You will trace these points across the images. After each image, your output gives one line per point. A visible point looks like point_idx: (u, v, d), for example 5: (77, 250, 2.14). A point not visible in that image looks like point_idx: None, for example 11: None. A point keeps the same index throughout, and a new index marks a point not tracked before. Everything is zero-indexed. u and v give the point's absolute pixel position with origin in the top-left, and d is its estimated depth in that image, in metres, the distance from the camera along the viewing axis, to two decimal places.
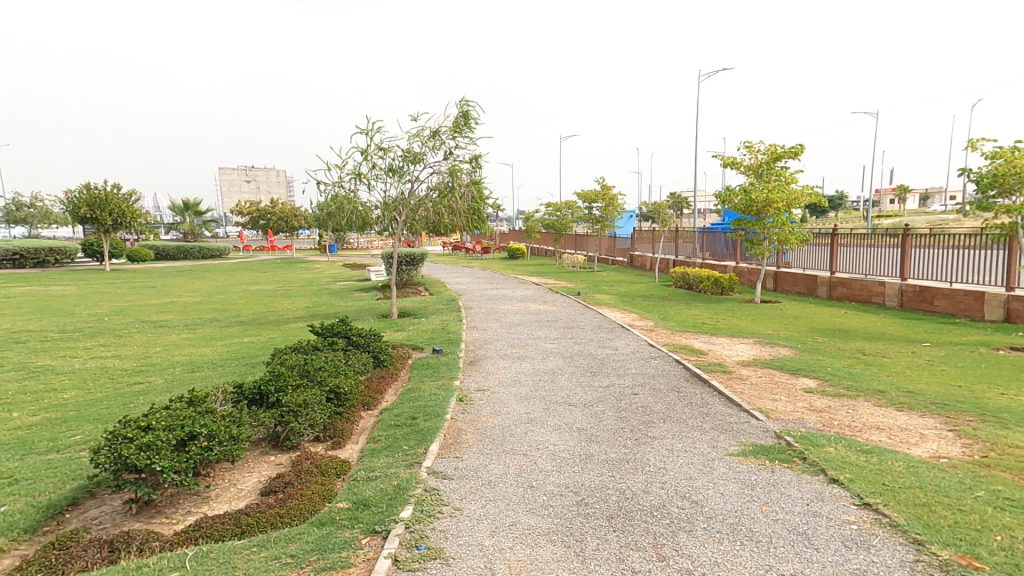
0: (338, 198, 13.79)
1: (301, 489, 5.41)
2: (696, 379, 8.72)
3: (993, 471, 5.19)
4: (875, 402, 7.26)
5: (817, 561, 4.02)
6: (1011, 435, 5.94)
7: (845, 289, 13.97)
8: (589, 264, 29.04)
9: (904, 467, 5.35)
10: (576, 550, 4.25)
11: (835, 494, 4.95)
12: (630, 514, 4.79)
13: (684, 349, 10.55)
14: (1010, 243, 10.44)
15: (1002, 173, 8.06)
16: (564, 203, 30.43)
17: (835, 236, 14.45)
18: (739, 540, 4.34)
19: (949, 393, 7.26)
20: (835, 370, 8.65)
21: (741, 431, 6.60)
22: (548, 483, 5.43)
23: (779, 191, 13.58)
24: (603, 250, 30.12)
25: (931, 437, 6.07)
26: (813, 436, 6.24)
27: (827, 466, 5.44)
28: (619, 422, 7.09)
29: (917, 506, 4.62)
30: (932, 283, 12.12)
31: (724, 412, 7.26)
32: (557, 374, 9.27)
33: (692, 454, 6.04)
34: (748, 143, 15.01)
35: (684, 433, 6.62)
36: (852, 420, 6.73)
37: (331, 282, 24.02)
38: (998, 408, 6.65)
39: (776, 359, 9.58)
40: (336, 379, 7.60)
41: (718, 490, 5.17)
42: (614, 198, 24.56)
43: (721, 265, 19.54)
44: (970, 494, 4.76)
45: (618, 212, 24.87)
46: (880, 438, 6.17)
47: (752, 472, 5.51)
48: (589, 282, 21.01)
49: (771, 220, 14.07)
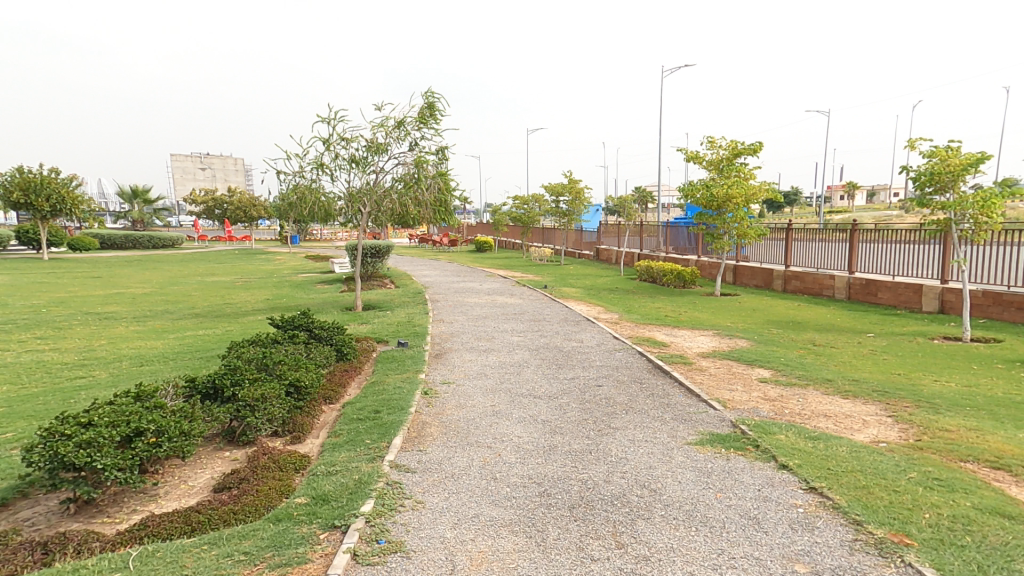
0: (299, 188, 13.40)
1: (257, 485, 5.27)
2: (657, 370, 8.89)
3: (926, 454, 5.47)
4: (823, 391, 7.56)
5: (765, 544, 4.16)
6: (945, 419, 6.27)
7: (799, 282, 14.47)
8: (556, 258, 29.25)
9: (848, 452, 5.59)
10: (537, 540, 4.29)
11: (784, 480, 5.13)
12: (591, 504, 4.86)
13: (647, 341, 10.74)
14: (946, 239, 10.99)
15: (938, 172, 8.48)
16: (532, 196, 30.54)
17: (791, 230, 14.92)
18: (695, 526, 4.45)
19: (891, 381, 7.62)
20: (788, 361, 8.95)
21: (699, 420, 6.78)
22: (511, 474, 5.45)
23: (738, 187, 13.92)
24: (570, 244, 30.42)
25: (873, 423, 6.36)
26: (766, 424, 6.45)
27: (777, 453, 5.64)
28: (582, 413, 7.17)
29: (858, 488, 4.83)
30: (877, 277, 12.67)
31: (684, 402, 7.43)
32: (522, 367, 9.32)
33: (652, 443, 6.17)
34: (710, 139, 15.33)
35: (646, 424, 6.75)
36: (802, 408, 6.99)
37: (293, 274, 23.49)
38: (935, 395, 7.01)
39: (734, 350, 9.85)
40: (297, 373, 7.42)
41: (676, 478, 5.29)
42: (581, 192, 24.73)
43: (684, 259, 19.97)
44: (905, 475, 5.02)
45: (584, 206, 25.08)
46: (827, 424, 6.43)
47: (708, 460, 5.66)
48: (556, 276, 21.16)
49: (730, 215, 14.43)
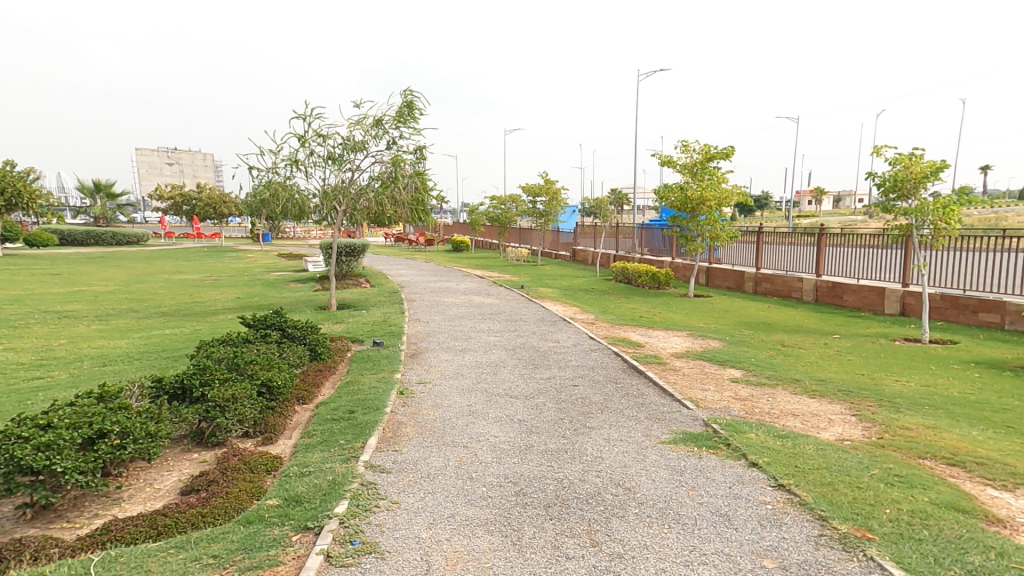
0: (272, 184, 13.18)
1: (227, 487, 5.17)
2: (633, 370, 9.01)
3: (887, 451, 5.68)
4: (791, 390, 7.78)
5: (735, 540, 4.26)
6: (903, 418, 6.52)
7: (768, 285, 14.84)
8: (532, 258, 29.40)
9: (814, 450, 5.77)
10: (513, 540, 4.31)
11: (754, 477, 5.26)
12: (567, 502, 4.90)
13: (623, 342, 10.86)
14: (906, 244, 11.39)
15: (901, 179, 8.82)
16: (508, 197, 30.60)
17: (760, 233, 15.29)
18: (668, 523, 4.54)
19: (854, 381, 7.89)
20: (758, 361, 9.17)
21: (673, 419, 6.90)
22: (487, 474, 5.46)
23: (711, 189, 14.21)
24: (547, 245, 30.62)
25: (837, 422, 6.57)
26: (737, 423, 6.61)
27: (748, 451, 5.78)
28: (559, 413, 7.22)
29: (823, 485, 4.99)
30: (842, 279, 13.07)
31: (658, 402, 7.55)
32: (499, 366, 9.33)
33: (627, 442, 6.25)
34: (684, 143, 15.59)
35: (621, 423, 6.84)
36: (771, 407, 7.17)
37: (265, 272, 23.06)
38: (895, 394, 7.29)
39: (706, 351, 10.05)
40: (269, 372, 7.28)
41: (650, 476, 5.38)
42: (557, 193, 24.84)
43: (659, 261, 20.27)
44: (867, 472, 5.20)
45: (561, 206, 25.22)
46: (794, 423, 6.63)
47: (681, 459, 5.76)
48: (533, 276, 21.24)
49: (703, 218, 14.73)
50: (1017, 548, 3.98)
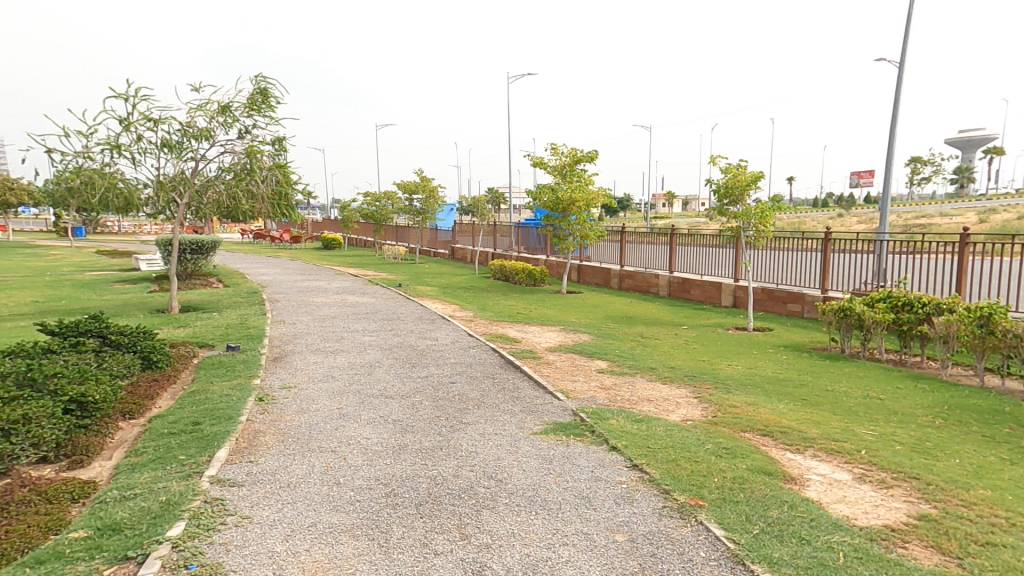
0: (84, 171, 11.36)
1: (10, 526, 4.33)
2: (509, 365, 9.17)
3: (720, 427, 6.39)
4: (648, 377, 8.46)
5: (593, 519, 4.48)
6: (731, 397, 7.41)
7: (631, 281, 16.04)
8: (410, 256, 28.92)
9: (663, 431, 6.31)
10: (379, 542, 4.12)
11: (613, 460, 5.60)
12: (439, 499, 4.82)
13: (500, 338, 11.02)
14: (737, 243, 12.91)
15: (731, 186, 10.01)
16: (383, 193, 29.54)
17: (624, 233, 16.43)
18: (535, 510, 4.65)
19: (697, 367, 8.78)
20: (622, 352, 9.84)
21: (545, 411, 7.12)
22: (355, 478, 5.19)
23: (579, 191, 14.99)
24: (426, 243, 30.25)
25: (683, 404, 7.27)
26: (601, 411, 6.99)
27: (609, 437, 6.13)
28: (436, 411, 7.11)
29: (669, 462, 5.46)
30: (689, 275, 14.51)
31: (532, 394, 7.76)
32: (375, 367, 8.98)
33: (502, 436, 6.32)
34: (553, 146, 16.24)
35: (496, 417, 6.91)
36: (631, 394, 7.72)
37: (87, 271, 19.86)
38: (728, 377, 8.25)
39: (577, 344, 10.56)
40: (81, 387, 6.25)
41: (521, 467, 5.48)
42: (434, 190, 24.58)
43: (535, 259, 20.98)
44: (703, 447, 5.79)
45: (438, 204, 24.97)
46: (649, 407, 7.20)
47: (550, 448, 5.95)
48: (410, 274, 20.82)
49: (574, 218, 15.48)
50: (803, 499, 4.73)
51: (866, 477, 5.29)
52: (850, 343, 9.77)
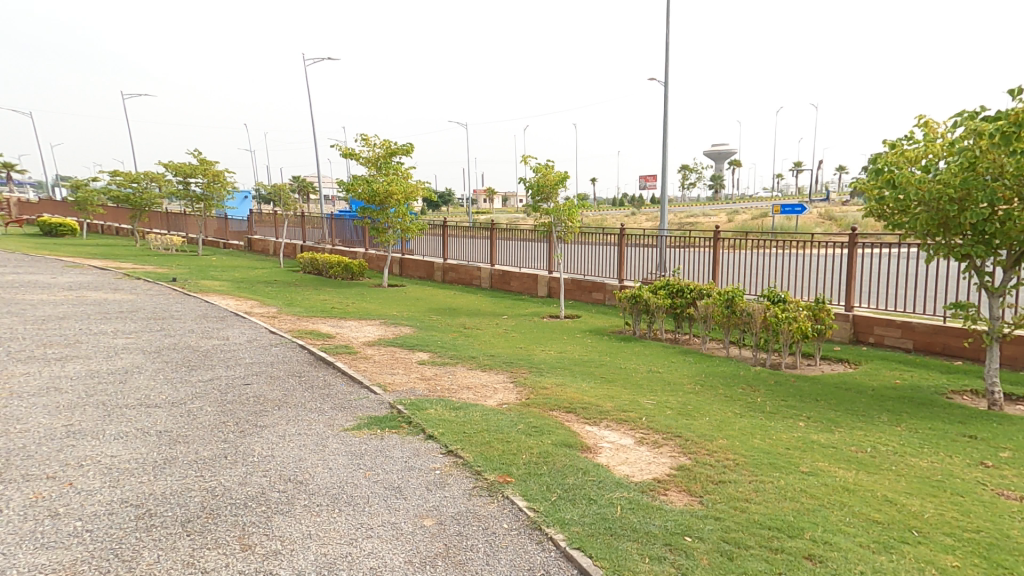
0: None
1: None
2: (319, 362, 8.69)
3: (531, 408, 6.92)
4: (468, 366, 8.76)
5: (402, 508, 4.50)
6: (542, 379, 8.06)
7: (454, 274, 16.42)
8: (189, 248, 25.68)
9: (479, 416, 6.59)
10: (121, 572, 3.59)
11: (428, 448, 5.68)
12: (216, 512, 4.36)
13: (310, 334, 10.37)
14: (551, 238, 13.99)
15: (542, 185, 10.86)
16: (142, 174, 25.79)
17: (445, 226, 16.69)
18: (339, 507, 4.49)
19: (515, 354, 9.36)
20: (443, 343, 10.00)
21: (359, 406, 6.92)
22: (91, 504, 4.40)
23: (397, 183, 14.80)
24: (211, 233, 27.34)
25: (500, 389, 7.70)
26: (419, 401, 7.03)
27: (426, 426, 6.21)
28: (222, 416, 6.40)
29: (482, 444, 5.73)
30: (509, 268, 15.34)
31: (345, 390, 7.47)
32: (136, 374, 7.73)
33: (306, 435, 5.96)
34: (364, 136, 15.70)
35: (300, 417, 6.48)
36: (451, 383, 7.92)
37: None
38: (542, 361, 8.95)
39: (398, 337, 10.46)
40: None
41: (326, 465, 5.23)
42: (218, 174, 22.14)
43: (351, 252, 20.19)
44: (515, 428, 6.21)
45: (224, 190, 22.58)
46: (467, 395, 7.47)
47: (363, 443, 5.80)
48: (194, 268, 18.31)
49: (393, 210, 15.24)
50: (594, 465, 5.43)
51: (644, 440, 6.33)
52: (639, 326, 11.36)
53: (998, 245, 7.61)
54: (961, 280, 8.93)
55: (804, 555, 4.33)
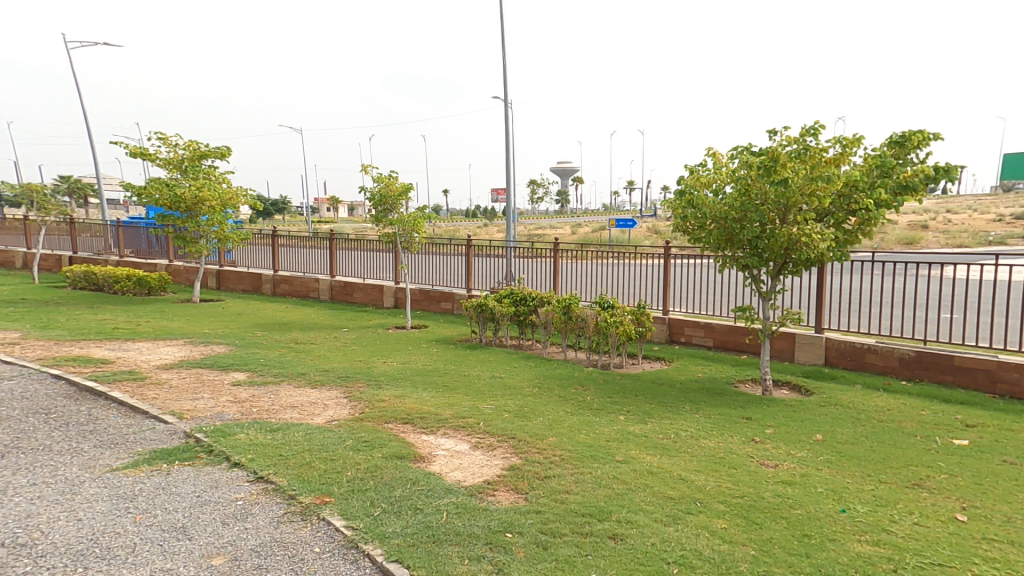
0: None
1: None
2: (82, 394, 7.58)
3: (365, 422, 6.80)
4: (295, 384, 8.31)
5: (188, 550, 4.15)
6: (380, 392, 7.95)
7: (287, 286, 15.80)
8: None
9: (301, 436, 6.29)
10: None
11: (232, 478, 5.29)
12: None
13: (72, 360, 9.01)
14: (396, 250, 13.84)
15: (385, 196, 10.79)
16: None
17: (275, 236, 15.85)
18: (83, 565, 3.97)
19: (353, 367, 9.12)
20: (266, 361, 9.37)
21: (142, 440, 6.19)
22: None
23: (209, 189, 13.69)
24: None
25: (331, 405, 7.43)
26: (226, 427, 6.48)
27: (231, 452, 5.77)
28: None
29: (301, 466, 5.51)
30: (353, 279, 14.92)
31: (118, 424, 6.61)
32: None
33: (43, 485, 5.17)
34: (161, 136, 14.29)
35: (40, 463, 5.62)
36: (271, 404, 7.43)
37: None
38: (382, 373, 8.83)
39: (207, 358, 9.56)
40: None
41: (74, 517, 4.60)
42: None
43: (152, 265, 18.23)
44: (343, 445, 6.05)
45: None
46: (291, 414, 7.09)
47: (140, 482, 5.21)
48: None
49: (205, 219, 14.10)
50: (426, 474, 5.51)
51: (479, 444, 6.57)
52: (485, 333, 11.78)
53: (766, 258, 9.10)
54: (749, 288, 10.47)
55: (609, 535, 4.86)
